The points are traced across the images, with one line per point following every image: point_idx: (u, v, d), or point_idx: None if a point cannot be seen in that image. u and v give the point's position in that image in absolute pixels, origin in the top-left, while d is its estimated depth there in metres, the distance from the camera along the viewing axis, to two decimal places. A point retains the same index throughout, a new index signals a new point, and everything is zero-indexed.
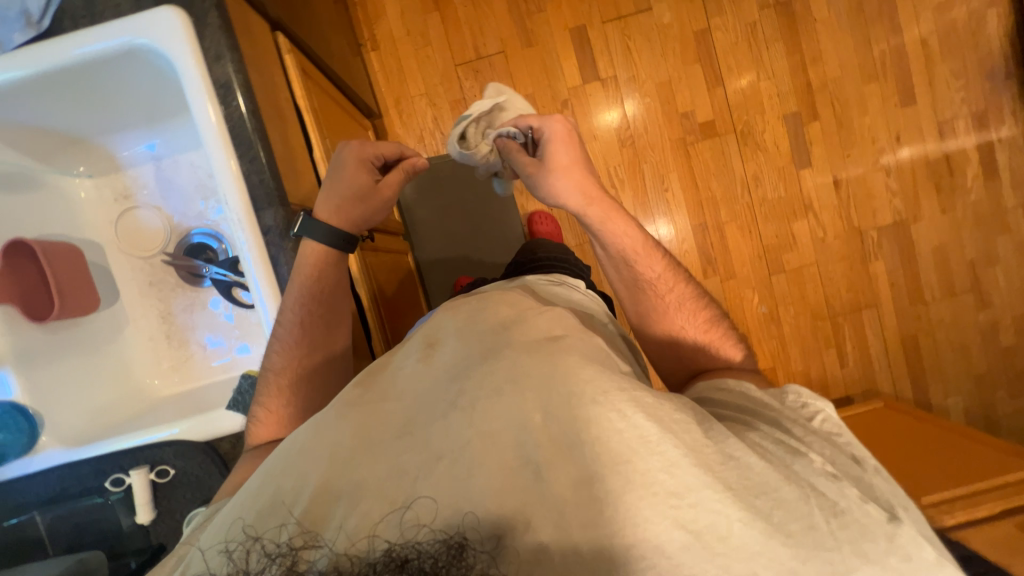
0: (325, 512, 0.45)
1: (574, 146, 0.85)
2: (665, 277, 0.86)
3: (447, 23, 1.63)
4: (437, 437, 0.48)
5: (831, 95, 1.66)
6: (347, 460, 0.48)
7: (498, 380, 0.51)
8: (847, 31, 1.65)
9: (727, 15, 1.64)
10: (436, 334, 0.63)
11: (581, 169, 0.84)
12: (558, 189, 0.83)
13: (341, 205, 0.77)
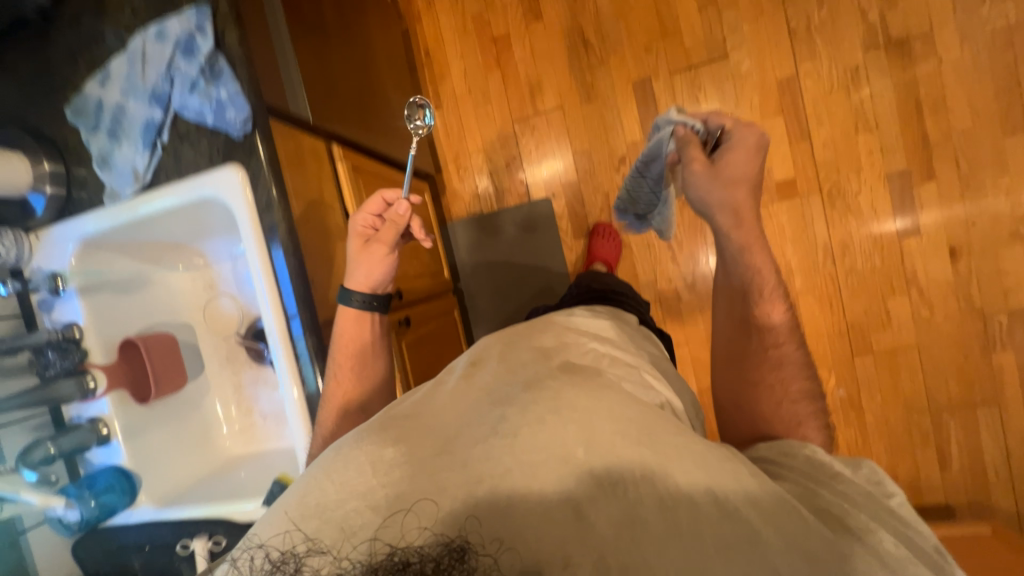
0: (326, 525, 0.41)
1: (756, 161, 0.74)
2: (783, 330, 0.76)
3: (507, 80, 1.65)
4: (461, 452, 0.44)
5: (956, 149, 1.38)
6: (359, 471, 0.44)
7: (541, 408, 0.48)
8: (986, 71, 1.34)
9: (820, 59, 1.44)
10: (482, 359, 0.62)
11: (751, 188, 0.74)
12: (711, 200, 0.74)
13: (358, 268, 0.79)
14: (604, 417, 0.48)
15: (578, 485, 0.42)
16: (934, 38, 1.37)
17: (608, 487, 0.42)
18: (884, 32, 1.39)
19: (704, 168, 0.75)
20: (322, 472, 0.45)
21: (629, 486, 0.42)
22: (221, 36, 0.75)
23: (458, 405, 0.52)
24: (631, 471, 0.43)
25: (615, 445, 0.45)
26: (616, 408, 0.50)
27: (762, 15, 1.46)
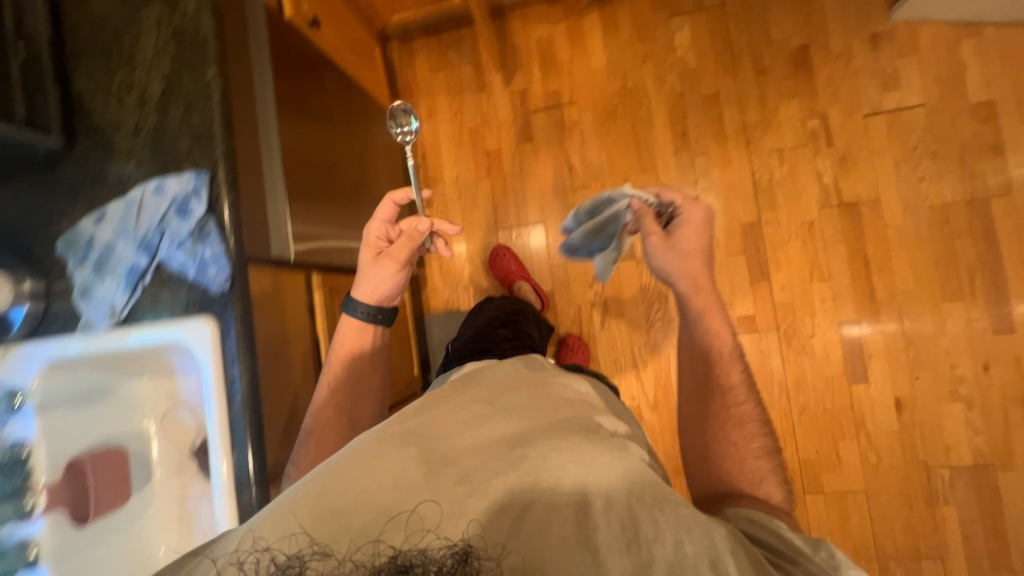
0: (344, 525, 0.50)
1: (702, 235, 0.97)
2: (740, 389, 0.93)
3: (496, 190, 1.76)
4: (477, 480, 0.56)
5: (901, 306, 1.49)
6: (383, 482, 0.54)
7: (549, 459, 0.60)
8: (926, 239, 1.48)
9: (780, 209, 1.57)
10: (493, 395, 0.73)
11: (701, 258, 0.96)
12: (671, 267, 0.96)
13: (367, 279, 0.93)
14: (605, 472, 0.60)
15: (571, 520, 0.55)
16: (881, 205, 1.51)
17: (592, 525, 0.55)
18: (837, 193, 1.54)
19: (661, 242, 0.97)
20: (346, 476, 0.54)
21: (618, 530, 0.55)
22: (215, 201, 0.81)
23: (474, 436, 0.63)
24: (618, 516, 0.56)
25: (614, 498, 0.57)
26: (617, 466, 0.62)
27: (730, 164, 1.60)
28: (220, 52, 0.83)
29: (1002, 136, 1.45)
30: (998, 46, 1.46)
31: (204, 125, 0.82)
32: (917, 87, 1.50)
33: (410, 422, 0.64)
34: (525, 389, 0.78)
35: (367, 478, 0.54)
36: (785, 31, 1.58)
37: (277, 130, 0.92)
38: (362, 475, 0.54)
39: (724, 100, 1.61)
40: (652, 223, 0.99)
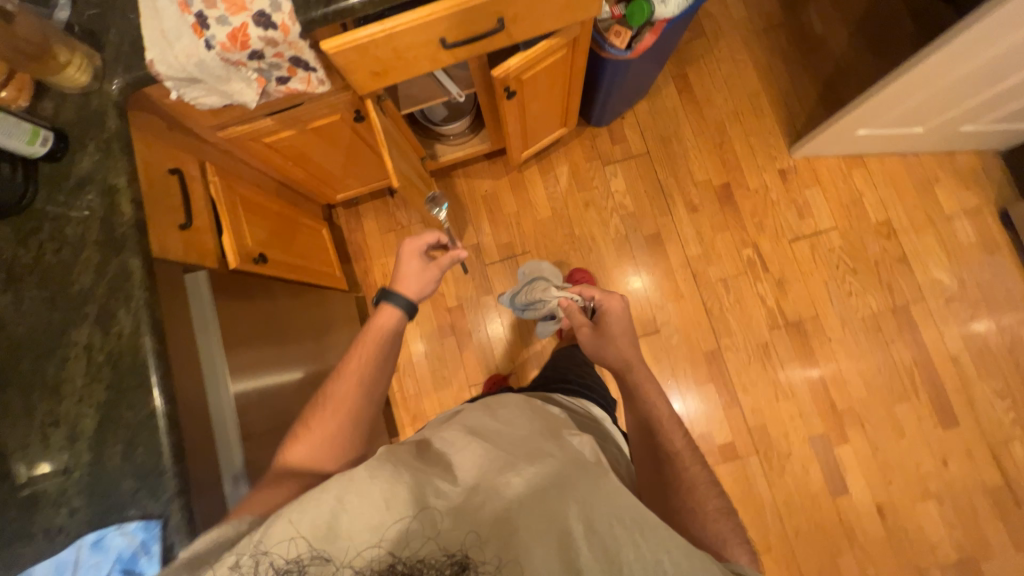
0: (341, 543, 0.53)
1: (624, 321, 1.10)
2: (686, 454, 0.90)
3: (463, 344, 1.74)
4: (466, 512, 0.56)
5: (859, 415, 1.58)
6: (377, 499, 0.55)
7: (535, 488, 0.59)
8: (866, 349, 1.61)
9: (735, 334, 1.66)
10: (479, 427, 0.73)
11: (627, 339, 1.07)
12: (604, 350, 1.07)
13: (408, 278, 1.01)
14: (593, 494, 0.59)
15: (556, 544, 0.53)
16: (820, 321, 1.64)
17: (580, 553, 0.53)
18: (782, 314, 1.65)
19: (591, 335, 1.10)
20: (338, 507, 0.54)
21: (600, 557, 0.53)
22: (169, 550, 0.72)
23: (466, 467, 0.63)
24: (601, 540, 0.54)
25: (597, 523, 0.55)
26: (606, 492, 0.60)
27: (682, 296, 1.69)
28: (165, 375, 0.77)
29: (905, 249, 1.65)
30: (884, 173, 1.69)
31: (149, 462, 0.74)
32: (827, 213, 1.69)
33: (406, 455, 0.65)
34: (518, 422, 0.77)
35: (361, 501, 0.55)
36: (707, 171, 1.74)
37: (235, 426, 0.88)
38: (355, 501, 0.55)
39: (665, 236, 1.72)
40: (581, 319, 1.15)
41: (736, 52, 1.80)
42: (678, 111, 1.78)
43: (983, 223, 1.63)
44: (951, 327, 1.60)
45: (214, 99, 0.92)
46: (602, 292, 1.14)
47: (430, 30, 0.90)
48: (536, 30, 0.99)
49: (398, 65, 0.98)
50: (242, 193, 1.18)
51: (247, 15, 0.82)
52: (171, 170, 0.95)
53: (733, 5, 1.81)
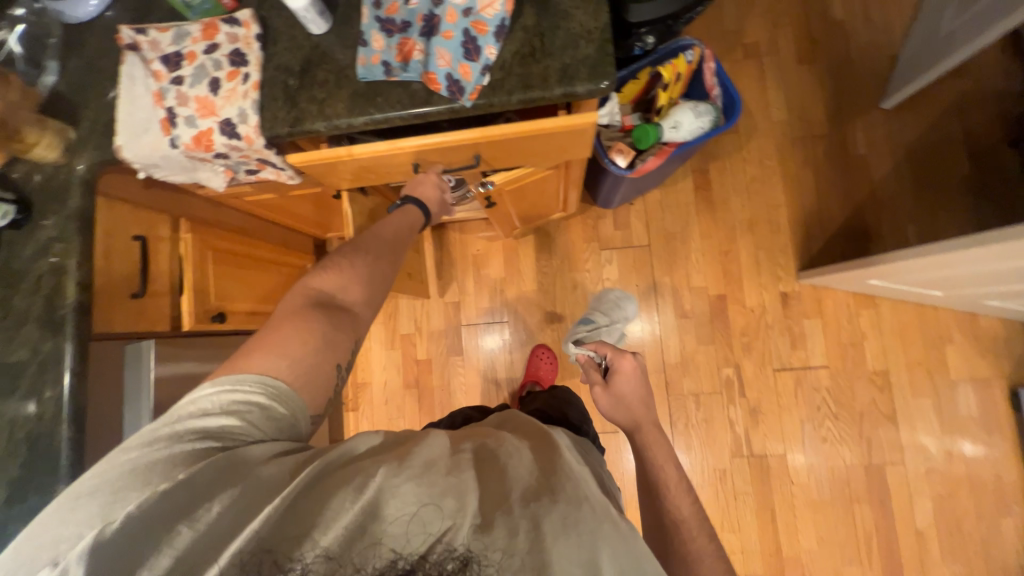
0: (379, 537, 0.51)
1: (639, 383, 0.98)
2: (693, 523, 0.78)
3: (423, 398, 1.74)
4: (502, 529, 0.51)
5: (803, 567, 1.52)
6: (416, 498, 0.53)
7: (582, 523, 0.52)
8: (827, 500, 1.54)
9: (695, 452, 1.60)
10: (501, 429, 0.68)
11: (641, 402, 0.96)
12: (617, 410, 0.97)
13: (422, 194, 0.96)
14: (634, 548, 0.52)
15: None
16: (787, 459, 1.57)
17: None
18: (748, 444, 1.59)
19: (602, 393, 1.00)
20: (382, 494, 0.53)
21: None
22: None
23: (506, 474, 0.57)
24: None
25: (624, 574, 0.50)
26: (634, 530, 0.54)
27: None
28: (75, 464, 0.81)
29: (896, 405, 1.55)
30: (893, 320, 1.59)
31: None
32: (821, 349, 1.60)
33: (448, 449, 0.60)
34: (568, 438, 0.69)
35: (403, 495, 0.53)
36: (705, 278, 1.67)
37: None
38: (397, 492, 0.53)
39: (647, 337, 1.66)
40: (594, 374, 1.05)
41: (766, 157, 1.69)
42: (690, 208, 1.70)
43: (987, 397, 1.53)
44: (925, 498, 1.51)
45: (180, 178, 0.92)
46: (613, 350, 1.04)
47: (404, 155, 0.87)
48: (519, 163, 0.96)
49: (372, 176, 0.96)
50: (219, 246, 1.18)
51: (215, 120, 0.81)
52: (136, 237, 0.98)
53: (773, 107, 1.70)
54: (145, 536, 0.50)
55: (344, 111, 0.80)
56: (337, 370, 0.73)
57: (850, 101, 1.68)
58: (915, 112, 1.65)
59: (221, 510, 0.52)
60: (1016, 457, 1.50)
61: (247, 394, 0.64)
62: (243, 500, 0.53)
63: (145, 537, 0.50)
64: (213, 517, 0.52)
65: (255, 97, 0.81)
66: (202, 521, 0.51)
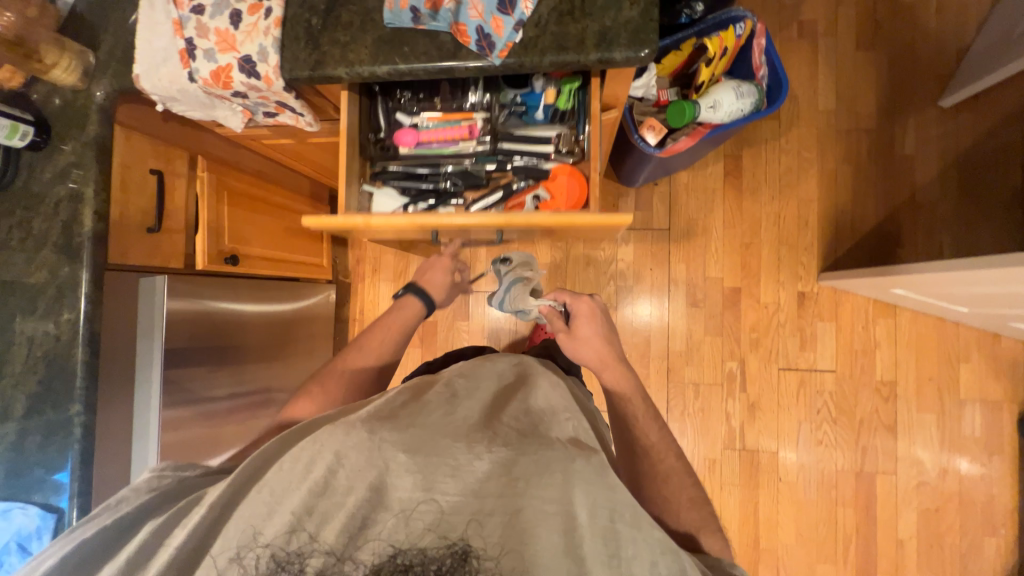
0: (334, 510, 0.50)
1: (601, 322, 0.95)
2: (663, 448, 0.83)
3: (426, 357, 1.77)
4: (474, 481, 0.52)
5: (779, 559, 1.56)
6: (373, 465, 0.51)
7: (549, 463, 0.53)
8: (813, 501, 1.56)
9: (688, 441, 1.61)
10: (465, 385, 0.67)
11: (604, 340, 0.93)
12: (581, 354, 0.93)
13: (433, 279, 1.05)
14: (602, 475, 0.53)
15: (560, 530, 0.50)
16: (778, 457, 1.58)
17: (581, 512, 0.51)
18: (741, 438, 1.60)
19: (567, 339, 0.95)
20: (328, 479, 0.51)
21: (602, 545, 0.50)
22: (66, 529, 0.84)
23: (467, 429, 0.57)
24: (602, 530, 0.51)
25: (599, 512, 0.51)
26: (603, 466, 0.55)
27: (648, 386, 1.63)
28: (89, 386, 0.85)
29: (898, 416, 1.54)
30: (910, 332, 1.54)
31: (59, 457, 0.84)
32: (831, 354, 1.57)
33: (406, 408, 0.59)
34: (541, 383, 0.71)
35: (367, 465, 0.51)
36: (722, 269, 1.63)
37: (156, 436, 0.94)
38: (350, 464, 0.51)
39: (654, 322, 1.65)
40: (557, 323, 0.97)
41: (805, 148, 1.60)
42: (717, 195, 1.63)
43: (994, 418, 1.50)
44: (911, 509, 1.52)
45: (198, 115, 0.91)
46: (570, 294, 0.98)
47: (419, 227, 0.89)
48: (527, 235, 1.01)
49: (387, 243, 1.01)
50: (235, 187, 1.17)
51: (235, 56, 0.78)
52: (152, 171, 0.97)
53: (821, 95, 1.60)
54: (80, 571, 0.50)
55: (368, 58, 0.76)
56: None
57: (906, 95, 1.57)
58: (975, 113, 1.53)
59: (146, 534, 0.51)
60: (1012, 480, 1.49)
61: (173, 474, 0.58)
62: (167, 523, 0.52)
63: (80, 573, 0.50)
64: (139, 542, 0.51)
65: (277, 35, 0.77)
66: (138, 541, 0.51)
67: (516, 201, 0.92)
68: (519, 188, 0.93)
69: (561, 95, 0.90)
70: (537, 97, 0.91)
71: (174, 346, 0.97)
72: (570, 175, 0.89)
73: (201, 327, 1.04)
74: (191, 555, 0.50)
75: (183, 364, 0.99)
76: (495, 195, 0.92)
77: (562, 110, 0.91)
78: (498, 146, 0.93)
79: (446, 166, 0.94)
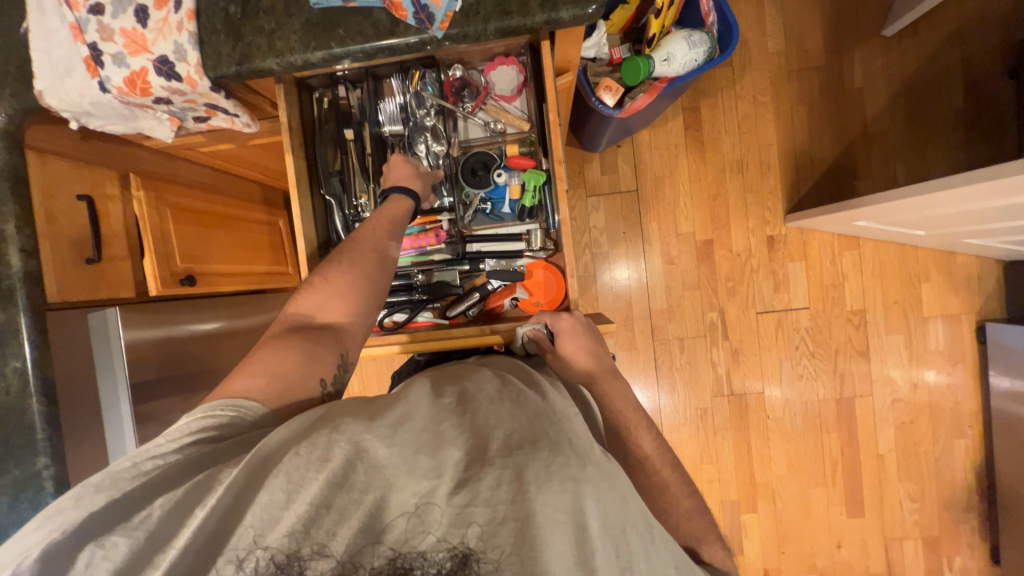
0: (351, 507, 0.50)
1: (587, 339, 0.83)
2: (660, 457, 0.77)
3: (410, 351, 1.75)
4: (487, 482, 0.51)
5: (774, 491, 1.65)
6: (393, 461, 0.52)
7: (564, 470, 0.53)
8: (799, 432, 1.64)
9: (679, 393, 1.66)
10: (473, 385, 0.66)
11: (595, 358, 0.83)
12: (571, 370, 0.81)
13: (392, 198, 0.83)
14: (613, 485, 0.54)
15: (571, 539, 0.50)
16: (764, 396, 1.64)
17: (596, 519, 0.51)
18: (728, 384, 1.65)
19: (557, 363, 0.82)
20: (347, 475, 0.51)
21: (612, 554, 0.51)
22: None
23: (486, 426, 0.57)
24: (613, 540, 0.52)
25: (612, 523, 0.52)
26: (617, 477, 0.56)
27: (635, 348, 1.66)
28: (53, 437, 0.79)
29: (870, 342, 1.62)
30: (874, 260, 1.61)
31: (33, 516, 0.79)
32: (803, 291, 1.63)
33: (424, 407, 0.60)
34: (543, 382, 0.71)
35: (382, 465, 0.52)
36: (693, 223, 1.64)
37: None
38: (370, 459, 0.52)
39: (634, 285, 1.66)
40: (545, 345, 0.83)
41: (759, 93, 1.61)
42: (680, 150, 1.64)
43: (956, 332, 1.59)
44: (888, 426, 1.62)
45: (121, 129, 0.82)
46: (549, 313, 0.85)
47: (393, 340, 0.87)
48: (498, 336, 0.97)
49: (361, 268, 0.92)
50: (177, 202, 1.10)
51: (148, 58, 0.71)
52: (81, 196, 0.89)
53: (770, 37, 1.59)
54: (84, 548, 0.48)
55: (298, 45, 0.70)
56: (323, 383, 0.70)
57: (851, 29, 1.58)
58: (916, 40, 1.56)
59: (164, 512, 0.50)
60: (976, 385, 1.60)
61: (217, 417, 0.61)
62: (189, 501, 0.51)
63: (84, 550, 0.48)
64: (157, 519, 0.50)
65: (192, 29, 0.70)
66: (146, 527, 0.50)
67: (496, 302, 0.91)
68: (496, 287, 0.89)
69: (526, 191, 0.85)
70: (501, 192, 0.86)
71: (139, 380, 0.91)
72: (545, 268, 0.88)
73: (164, 357, 0.98)
74: (200, 550, 0.49)
75: (152, 398, 0.94)
76: (472, 297, 0.88)
77: (529, 207, 0.86)
78: (467, 249, 0.88)
79: (417, 276, 0.91)
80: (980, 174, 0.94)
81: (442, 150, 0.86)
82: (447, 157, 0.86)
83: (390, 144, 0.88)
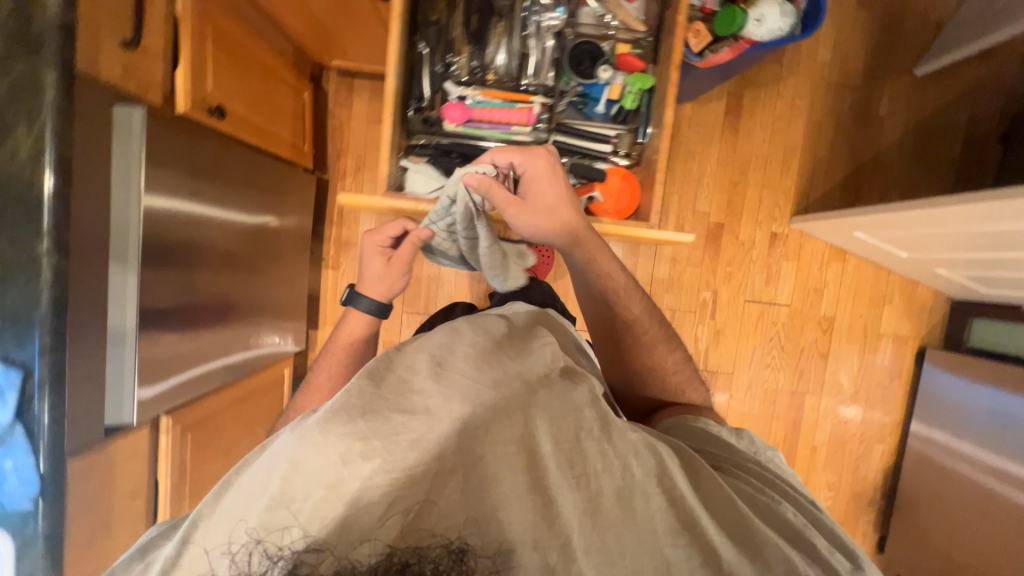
0: (306, 498, 0.47)
1: (558, 180, 0.84)
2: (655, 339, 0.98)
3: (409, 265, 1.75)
4: (437, 442, 0.51)
5: None
6: (334, 439, 0.49)
7: (513, 412, 0.56)
8: (754, 415, 1.80)
9: None
10: (414, 343, 0.64)
11: (568, 204, 0.84)
12: (545, 224, 0.84)
13: (376, 280, 0.95)
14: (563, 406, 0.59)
15: (526, 468, 0.53)
16: (732, 378, 1.78)
17: (550, 440, 0.55)
18: (705, 360, 1.77)
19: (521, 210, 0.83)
20: (286, 485, 0.48)
21: (570, 467, 0.55)
22: (26, 404, 0.68)
23: (426, 381, 0.57)
24: (569, 453, 0.56)
25: (564, 439, 0.56)
26: (562, 408, 0.59)
27: None
28: (61, 220, 0.68)
29: (831, 347, 1.79)
30: (853, 276, 1.77)
31: (20, 310, 0.67)
32: (788, 290, 1.76)
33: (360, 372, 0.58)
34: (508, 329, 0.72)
35: (322, 448, 0.49)
36: (710, 205, 1.72)
37: (136, 299, 0.82)
38: (304, 450, 0.49)
39: (643, 250, 1.72)
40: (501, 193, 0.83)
41: (798, 97, 1.69)
42: (715, 132, 1.69)
43: (900, 352, 1.81)
44: (828, 422, 1.82)
45: None
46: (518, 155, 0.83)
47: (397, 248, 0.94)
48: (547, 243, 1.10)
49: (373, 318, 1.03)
50: (218, 23, 0.98)
51: None
52: None
53: (821, 47, 1.68)
54: None
55: None
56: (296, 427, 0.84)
57: (889, 60, 1.70)
58: (938, 86, 1.71)
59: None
60: (904, 400, 1.83)
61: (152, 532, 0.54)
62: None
63: None
64: None
65: None
66: None
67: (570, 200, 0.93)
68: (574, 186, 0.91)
69: (626, 92, 0.91)
70: (599, 89, 0.91)
71: None
72: (622, 176, 0.91)
73: (169, 179, 0.88)
74: None
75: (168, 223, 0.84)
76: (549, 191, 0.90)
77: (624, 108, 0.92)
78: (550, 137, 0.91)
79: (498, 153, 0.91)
80: (960, 201, 1.10)
81: (552, 33, 0.89)
82: (554, 42, 0.90)
83: (500, 14, 0.89)
